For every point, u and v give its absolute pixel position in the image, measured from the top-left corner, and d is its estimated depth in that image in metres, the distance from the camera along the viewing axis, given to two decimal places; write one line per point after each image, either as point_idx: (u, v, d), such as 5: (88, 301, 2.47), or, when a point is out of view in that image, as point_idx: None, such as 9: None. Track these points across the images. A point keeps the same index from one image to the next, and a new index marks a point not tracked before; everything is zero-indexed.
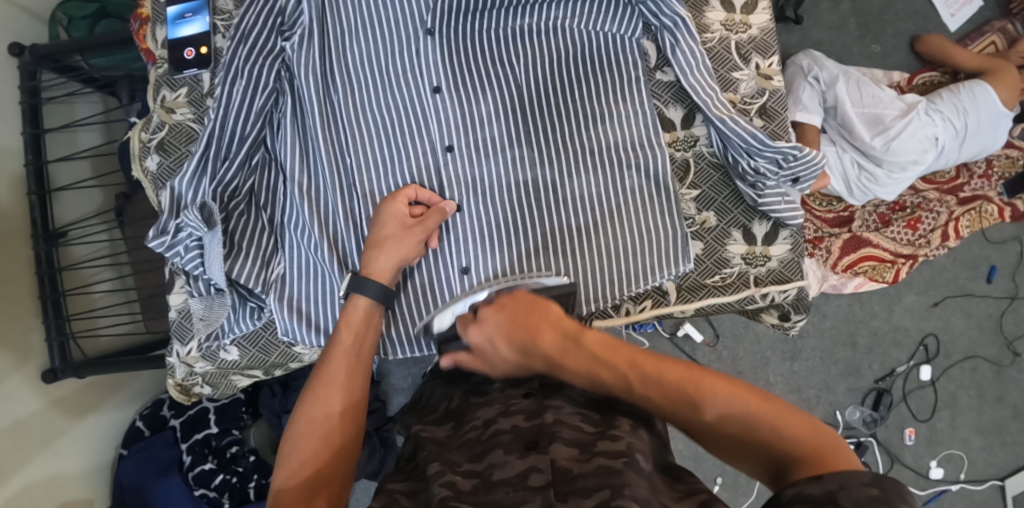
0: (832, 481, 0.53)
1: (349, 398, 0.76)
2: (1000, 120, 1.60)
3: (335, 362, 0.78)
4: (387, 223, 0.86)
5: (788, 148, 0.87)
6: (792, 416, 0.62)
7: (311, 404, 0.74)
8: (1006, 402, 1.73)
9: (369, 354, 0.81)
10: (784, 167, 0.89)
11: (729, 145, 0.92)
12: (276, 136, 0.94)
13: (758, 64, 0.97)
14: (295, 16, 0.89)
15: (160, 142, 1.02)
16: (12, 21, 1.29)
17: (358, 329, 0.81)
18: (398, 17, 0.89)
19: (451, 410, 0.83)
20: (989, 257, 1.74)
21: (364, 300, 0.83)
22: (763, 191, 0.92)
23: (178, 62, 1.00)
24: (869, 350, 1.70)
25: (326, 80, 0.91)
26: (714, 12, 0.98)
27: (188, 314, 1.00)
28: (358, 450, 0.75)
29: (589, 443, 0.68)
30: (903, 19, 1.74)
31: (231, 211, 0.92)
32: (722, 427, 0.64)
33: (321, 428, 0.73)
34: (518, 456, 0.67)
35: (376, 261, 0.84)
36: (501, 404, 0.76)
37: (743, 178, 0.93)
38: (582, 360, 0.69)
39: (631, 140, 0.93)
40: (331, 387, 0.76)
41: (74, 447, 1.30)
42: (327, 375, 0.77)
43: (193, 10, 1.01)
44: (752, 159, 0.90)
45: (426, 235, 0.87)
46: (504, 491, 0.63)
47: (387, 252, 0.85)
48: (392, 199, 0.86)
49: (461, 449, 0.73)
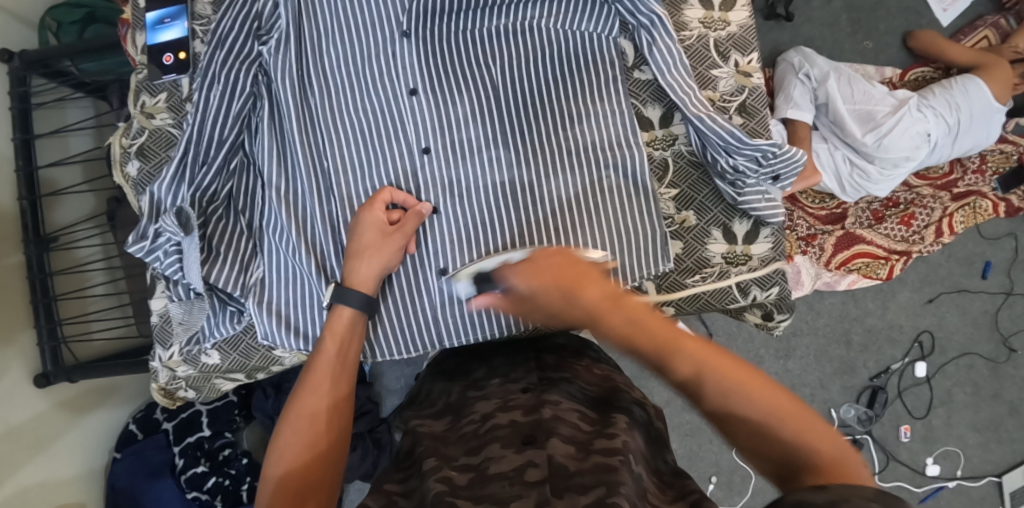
0: (835, 493, 0.52)
1: (335, 402, 0.77)
2: (992, 115, 1.59)
3: (321, 366, 0.79)
4: (365, 232, 0.85)
5: (767, 146, 0.87)
6: (810, 427, 0.63)
7: (298, 407, 0.76)
8: (1001, 398, 1.72)
9: (354, 357, 0.82)
10: (763, 165, 0.89)
11: (707, 143, 0.91)
12: (254, 141, 0.94)
13: (737, 62, 0.96)
14: (272, 20, 0.90)
15: (140, 147, 1.02)
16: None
17: (342, 338, 0.81)
18: (374, 20, 0.89)
19: (451, 404, 0.85)
20: (983, 253, 1.73)
21: (349, 310, 0.83)
22: (742, 190, 0.91)
23: (157, 68, 1.00)
24: (864, 347, 1.70)
25: (302, 83, 0.91)
26: (693, 10, 0.97)
27: (169, 319, 1.00)
28: (342, 453, 0.77)
29: (584, 441, 0.69)
30: (895, 14, 1.73)
31: (209, 216, 0.92)
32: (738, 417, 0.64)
33: (309, 431, 0.74)
34: (515, 450, 0.67)
35: (359, 269, 0.84)
36: (499, 399, 0.79)
37: (722, 177, 0.93)
38: (620, 320, 0.69)
39: (611, 140, 0.92)
40: (317, 391, 0.77)
41: (68, 451, 1.30)
42: (314, 378, 0.78)
43: (172, 16, 1.00)
44: (730, 158, 0.89)
45: (406, 241, 0.87)
46: (500, 485, 0.62)
47: (368, 261, 0.84)
48: (369, 207, 0.85)
49: (457, 443, 0.74)
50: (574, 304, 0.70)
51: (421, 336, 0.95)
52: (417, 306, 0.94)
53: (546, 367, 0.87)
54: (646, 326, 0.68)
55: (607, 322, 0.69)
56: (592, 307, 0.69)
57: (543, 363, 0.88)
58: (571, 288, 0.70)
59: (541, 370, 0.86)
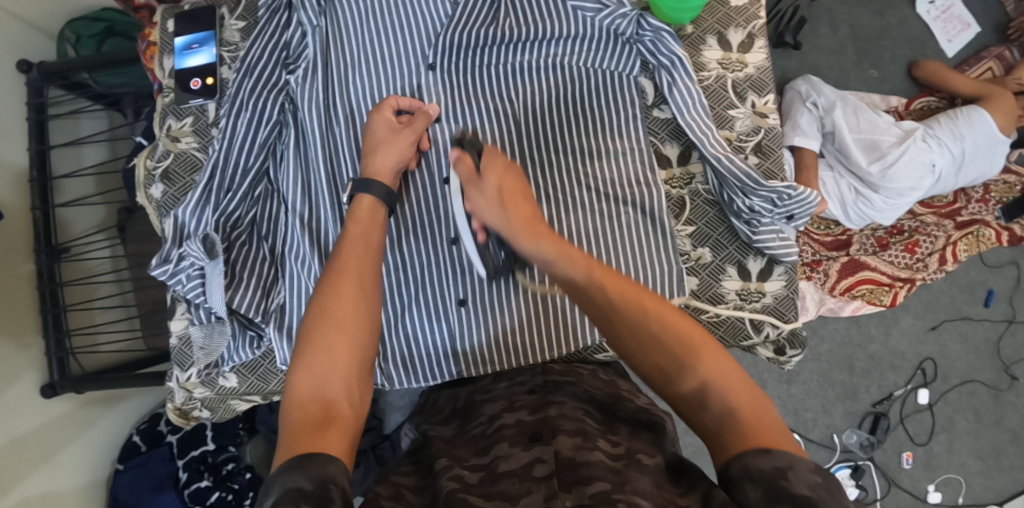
0: (781, 459, 0.58)
1: (361, 292, 0.74)
2: (996, 146, 1.61)
3: (345, 260, 0.77)
4: (376, 128, 0.88)
5: (782, 188, 0.89)
6: (743, 388, 0.65)
7: (321, 315, 0.72)
8: (1003, 426, 1.73)
9: (377, 245, 0.80)
10: (778, 206, 0.91)
11: (724, 185, 0.94)
12: (278, 168, 0.97)
13: (754, 103, 0.98)
14: (299, 49, 0.96)
15: (165, 171, 1.03)
16: (11, 33, 1.27)
17: (365, 223, 0.81)
18: (401, 52, 0.94)
19: (458, 409, 0.89)
20: (986, 281, 1.75)
21: (369, 198, 0.83)
22: (757, 229, 0.93)
23: (184, 93, 1.02)
24: (866, 373, 1.71)
25: (328, 111, 0.95)
26: (712, 50, 1.00)
27: (188, 341, 1.01)
28: (371, 360, 0.74)
29: (590, 433, 0.71)
30: (900, 44, 1.75)
31: (233, 241, 0.94)
32: (661, 343, 0.67)
33: (338, 339, 0.71)
34: (523, 447, 0.71)
35: (376, 160, 0.86)
36: (505, 400, 0.83)
37: (737, 216, 0.95)
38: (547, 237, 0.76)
39: (627, 176, 0.94)
40: (342, 296, 0.73)
41: (70, 462, 1.30)
42: (338, 281, 0.74)
43: (200, 41, 1.03)
44: (747, 198, 0.92)
45: (417, 137, 0.89)
46: (510, 481, 0.66)
47: (382, 153, 0.86)
48: (378, 109, 0.88)
49: (466, 445, 0.77)
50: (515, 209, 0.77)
51: (437, 363, 0.96)
52: (428, 335, 0.96)
53: (552, 371, 0.90)
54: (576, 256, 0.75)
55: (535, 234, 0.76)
56: (522, 219, 0.77)
57: (549, 368, 0.91)
58: (511, 196, 0.78)
59: (547, 373, 0.90)
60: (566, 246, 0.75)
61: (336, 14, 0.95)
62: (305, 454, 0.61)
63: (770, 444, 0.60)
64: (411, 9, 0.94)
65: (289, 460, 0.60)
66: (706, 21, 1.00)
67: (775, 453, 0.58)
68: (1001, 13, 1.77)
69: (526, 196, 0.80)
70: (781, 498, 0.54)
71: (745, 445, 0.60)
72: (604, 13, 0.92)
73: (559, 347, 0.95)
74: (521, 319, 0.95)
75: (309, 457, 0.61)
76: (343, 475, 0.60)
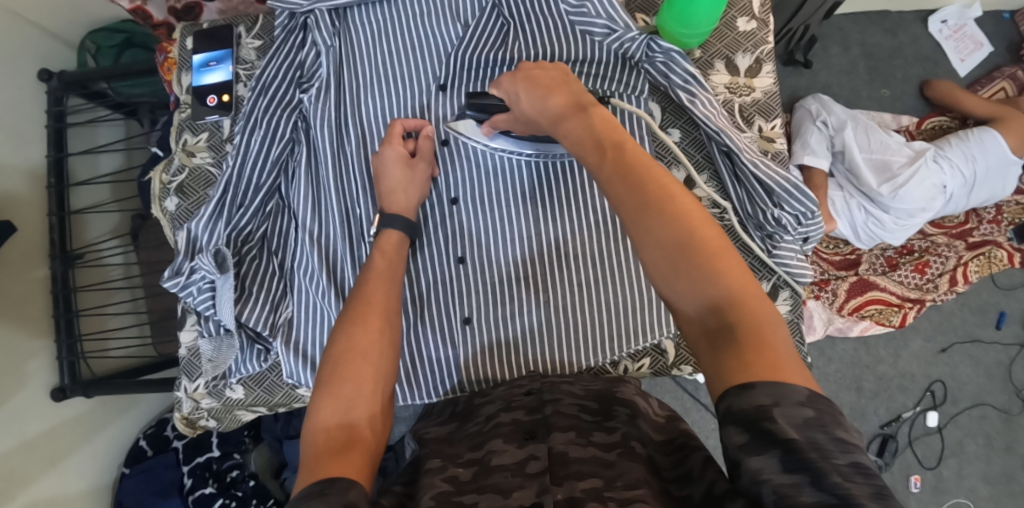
0: (766, 395, 0.52)
1: (386, 324, 0.76)
2: (1009, 168, 1.59)
3: (373, 285, 0.79)
4: (391, 169, 0.90)
5: (814, 205, 0.90)
6: (743, 280, 0.60)
7: (347, 348, 0.72)
8: (1014, 451, 1.69)
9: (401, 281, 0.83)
10: (802, 224, 0.93)
11: (755, 196, 0.94)
12: (290, 184, 1.00)
13: (760, 127, 1.01)
14: (312, 69, 0.99)
15: (179, 185, 1.05)
16: (32, 40, 1.29)
17: (391, 256, 0.84)
18: (412, 72, 0.97)
19: (457, 413, 0.87)
20: (998, 303, 1.73)
21: (396, 235, 0.86)
22: (777, 244, 0.96)
23: (201, 108, 1.05)
24: (874, 395, 1.69)
25: (339, 129, 0.97)
26: (719, 75, 1.02)
27: (197, 352, 1.05)
28: (391, 391, 0.75)
29: (585, 430, 0.72)
30: (913, 63, 1.75)
31: (244, 255, 0.97)
32: (672, 245, 0.62)
33: (363, 369, 0.72)
34: (516, 445, 0.72)
35: (394, 200, 0.89)
36: (503, 400, 0.82)
37: (761, 228, 0.96)
38: (580, 122, 0.73)
39: (539, 148, 0.93)
40: (369, 326, 0.74)
41: (79, 466, 1.31)
42: (364, 312, 0.76)
43: (218, 59, 1.06)
44: (777, 207, 0.92)
45: (427, 165, 0.92)
46: (502, 475, 0.67)
47: (402, 192, 0.89)
48: (389, 141, 0.90)
49: (462, 441, 0.77)
50: (546, 102, 0.77)
51: (443, 379, 0.98)
52: (432, 350, 0.98)
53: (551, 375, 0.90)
54: (598, 137, 0.71)
55: (568, 122, 0.75)
56: (557, 106, 0.76)
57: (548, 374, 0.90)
58: (547, 89, 0.78)
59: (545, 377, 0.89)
60: (590, 128, 0.72)
61: (349, 35, 0.99)
62: (327, 479, 0.61)
63: (773, 375, 0.54)
64: (423, 32, 0.97)
65: (312, 486, 0.60)
66: (714, 46, 1.03)
67: (757, 390, 0.53)
68: (1015, 32, 1.75)
69: (569, 81, 0.79)
70: (769, 445, 0.50)
71: (733, 375, 0.55)
72: (612, 36, 0.93)
73: (562, 363, 0.95)
74: (527, 337, 0.96)
75: (330, 483, 0.60)
76: (364, 500, 0.59)
